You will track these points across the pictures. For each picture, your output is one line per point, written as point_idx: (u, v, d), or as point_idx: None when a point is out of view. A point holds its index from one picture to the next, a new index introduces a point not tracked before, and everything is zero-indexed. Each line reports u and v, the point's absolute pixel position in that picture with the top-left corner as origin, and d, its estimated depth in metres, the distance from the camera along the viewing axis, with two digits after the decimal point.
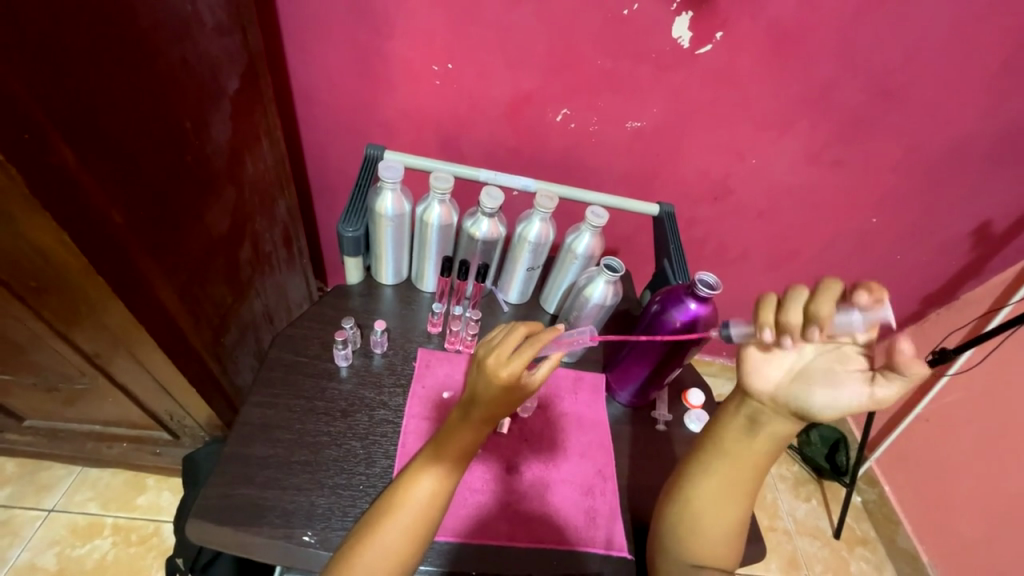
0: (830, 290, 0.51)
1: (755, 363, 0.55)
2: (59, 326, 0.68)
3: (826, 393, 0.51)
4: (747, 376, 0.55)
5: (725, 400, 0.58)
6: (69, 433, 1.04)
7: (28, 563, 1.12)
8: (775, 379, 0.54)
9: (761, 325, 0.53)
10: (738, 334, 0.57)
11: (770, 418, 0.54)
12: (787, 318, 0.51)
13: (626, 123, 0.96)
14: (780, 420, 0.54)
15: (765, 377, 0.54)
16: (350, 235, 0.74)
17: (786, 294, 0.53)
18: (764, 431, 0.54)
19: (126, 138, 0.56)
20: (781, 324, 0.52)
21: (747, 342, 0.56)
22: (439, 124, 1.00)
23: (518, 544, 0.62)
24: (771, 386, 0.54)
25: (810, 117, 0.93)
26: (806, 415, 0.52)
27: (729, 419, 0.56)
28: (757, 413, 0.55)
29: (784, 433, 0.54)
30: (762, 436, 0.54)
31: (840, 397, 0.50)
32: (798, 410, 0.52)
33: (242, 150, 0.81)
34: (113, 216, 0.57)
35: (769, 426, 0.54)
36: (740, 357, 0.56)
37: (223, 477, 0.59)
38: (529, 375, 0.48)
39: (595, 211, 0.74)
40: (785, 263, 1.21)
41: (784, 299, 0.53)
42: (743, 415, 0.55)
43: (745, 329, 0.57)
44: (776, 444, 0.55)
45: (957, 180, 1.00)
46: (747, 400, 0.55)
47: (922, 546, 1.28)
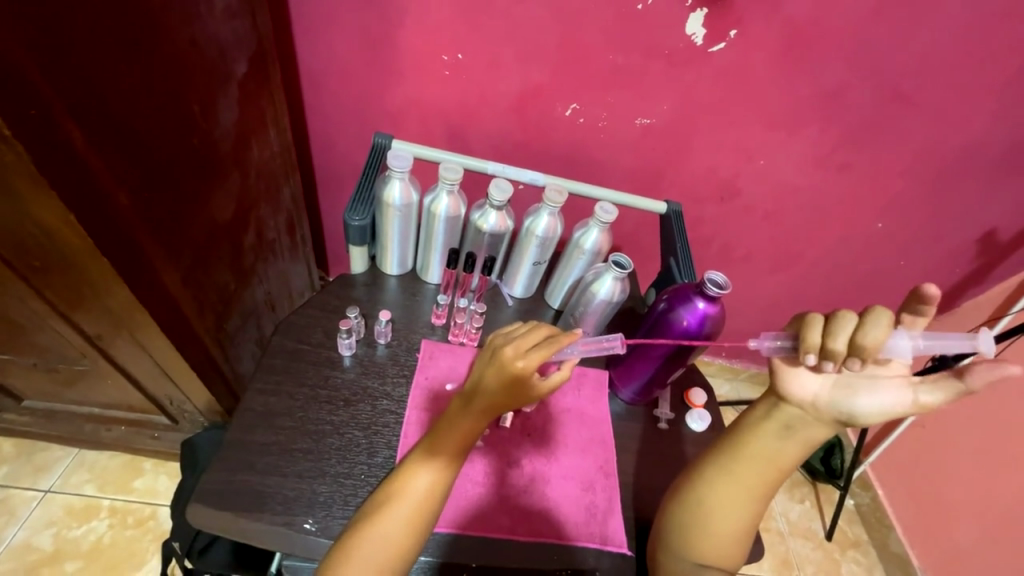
0: (878, 316, 0.50)
1: (793, 373, 0.54)
2: (62, 307, 0.68)
3: (868, 397, 0.51)
4: (784, 381, 0.54)
5: (752, 404, 0.58)
6: (67, 414, 1.04)
7: (24, 543, 1.12)
8: (815, 386, 0.53)
9: (805, 348, 0.51)
10: (780, 349, 0.55)
11: (807, 424, 0.54)
12: (833, 344, 0.50)
13: (635, 120, 0.95)
14: (816, 425, 0.54)
15: (804, 384, 0.53)
16: (356, 223, 0.73)
17: (831, 317, 0.52)
18: (799, 435, 0.54)
19: (133, 117, 0.56)
20: (825, 350, 0.50)
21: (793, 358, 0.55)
22: (447, 116, 0.99)
23: (519, 537, 0.62)
24: (809, 392, 0.53)
25: (820, 119, 0.92)
26: (846, 419, 0.52)
27: (763, 421, 0.56)
28: (794, 418, 0.54)
29: (818, 438, 0.54)
30: (794, 439, 0.54)
31: (880, 400, 0.50)
32: (840, 413, 0.52)
33: (248, 135, 0.80)
34: (119, 196, 0.56)
35: (804, 431, 0.54)
36: (776, 371, 0.55)
37: (225, 461, 0.59)
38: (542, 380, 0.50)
39: (604, 207, 0.74)
40: (789, 266, 1.20)
41: (830, 323, 0.52)
42: (776, 419, 0.55)
43: (782, 344, 0.56)
44: (806, 447, 0.55)
45: (965, 186, 1.00)
46: (779, 406, 0.55)
47: (913, 551, 1.29)
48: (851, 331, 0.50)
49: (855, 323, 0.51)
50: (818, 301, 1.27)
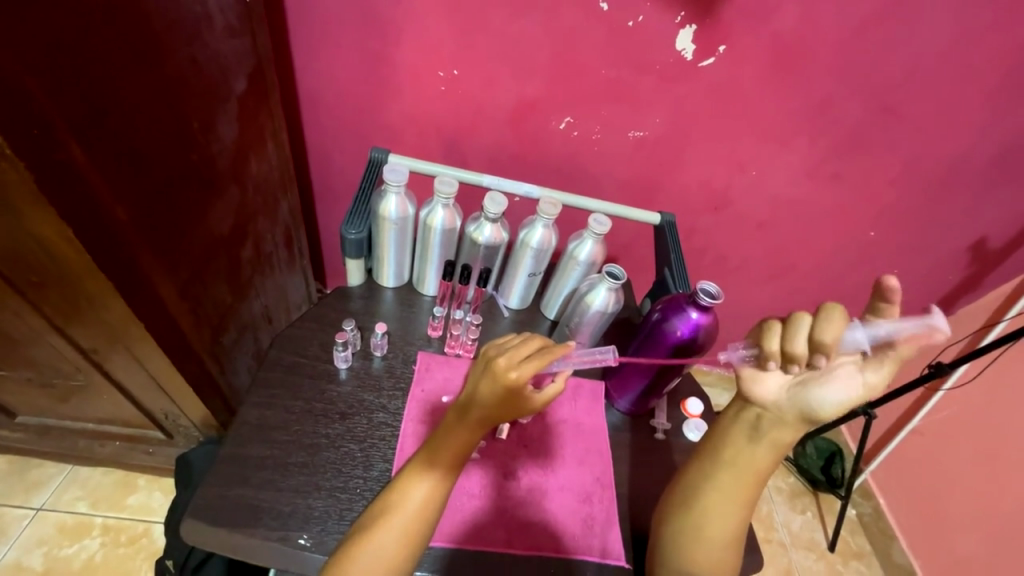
0: (833, 313, 0.49)
1: (756, 379, 0.55)
2: (57, 321, 0.68)
3: (825, 390, 0.51)
4: (748, 387, 0.55)
5: (725, 409, 0.59)
6: (61, 430, 1.03)
7: (14, 562, 1.10)
8: (775, 387, 0.54)
9: (766, 356, 0.52)
10: (744, 359, 0.56)
11: (774, 424, 0.54)
12: (791, 349, 0.50)
13: (628, 133, 0.97)
14: (785, 426, 0.54)
15: (766, 387, 0.54)
16: (353, 237, 0.74)
17: (788, 320, 0.52)
18: (767, 437, 0.54)
19: (134, 135, 0.57)
20: (786, 354, 0.51)
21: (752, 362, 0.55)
22: (444, 129, 1.00)
23: (515, 551, 0.62)
24: (771, 394, 0.54)
25: (809, 131, 0.94)
26: (809, 413, 0.52)
27: (731, 424, 0.57)
28: (761, 419, 0.55)
29: (787, 439, 0.55)
30: (766, 442, 0.55)
31: (837, 391, 0.51)
32: (801, 411, 0.52)
33: (247, 151, 0.81)
34: (118, 212, 0.56)
35: (772, 433, 0.54)
36: (740, 377, 0.56)
37: (218, 476, 0.59)
38: (536, 393, 0.51)
39: (598, 218, 0.74)
40: (783, 275, 1.21)
41: (786, 327, 0.52)
42: (744, 419, 0.56)
43: (743, 350, 0.56)
44: (778, 449, 0.55)
45: (954, 195, 1.01)
46: (748, 407, 0.56)
47: (917, 561, 1.28)
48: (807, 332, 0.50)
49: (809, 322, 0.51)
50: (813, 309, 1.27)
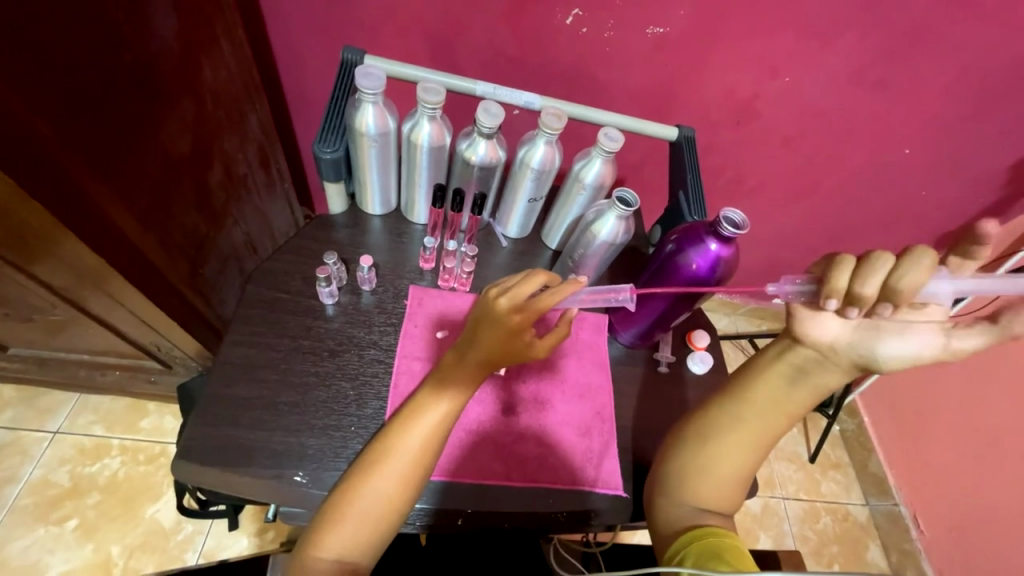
0: (920, 258, 0.44)
1: (813, 318, 0.50)
2: (14, 258, 0.62)
3: (891, 344, 0.46)
4: (800, 325, 0.50)
5: (767, 346, 0.55)
6: (57, 361, 1.02)
7: (42, 479, 1.16)
8: (835, 330, 0.49)
9: (828, 293, 0.46)
10: (800, 293, 0.50)
11: (820, 367, 0.51)
12: (861, 290, 0.45)
13: (646, 30, 0.83)
14: (829, 369, 0.51)
15: (823, 329, 0.49)
16: (328, 157, 0.66)
17: (867, 257, 0.46)
18: (811, 379, 0.52)
19: (38, 26, 0.46)
20: (851, 295, 0.46)
21: (810, 303, 0.50)
22: (431, 26, 0.86)
23: (514, 483, 0.62)
24: (828, 335, 0.49)
25: (858, 27, 0.80)
26: (867, 365, 0.48)
27: (772, 364, 0.54)
28: (806, 360, 0.51)
29: (829, 383, 0.52)
30: (802, 385, 0.52)
31: (904, 347, 0.46)
32: (856, 358, 0.48)
33: (197, 52, 0.69)
34: (38, 124, 0.48)
35: (816, 375, 0.51)
36: (792, 314, 0.51)
37: (205, 416, 0.57)
38: (537, 341, 0.50)
39: (608, 133, 0.65)
40: (804, 197, 1.12)
41: (863, 264, 0.46)
42: (785, 361, 0.53)
43: (803, 286, 0.50)
44: (814, 394, 0.53)
45: (1013, 105, 0.88)
46: (795, 347, 0.52)
47: (890, 472, 1.36)
48: (886, 276, 0.45)
49: (891, 265, 0.45)
50: (828, 234, 1.20)
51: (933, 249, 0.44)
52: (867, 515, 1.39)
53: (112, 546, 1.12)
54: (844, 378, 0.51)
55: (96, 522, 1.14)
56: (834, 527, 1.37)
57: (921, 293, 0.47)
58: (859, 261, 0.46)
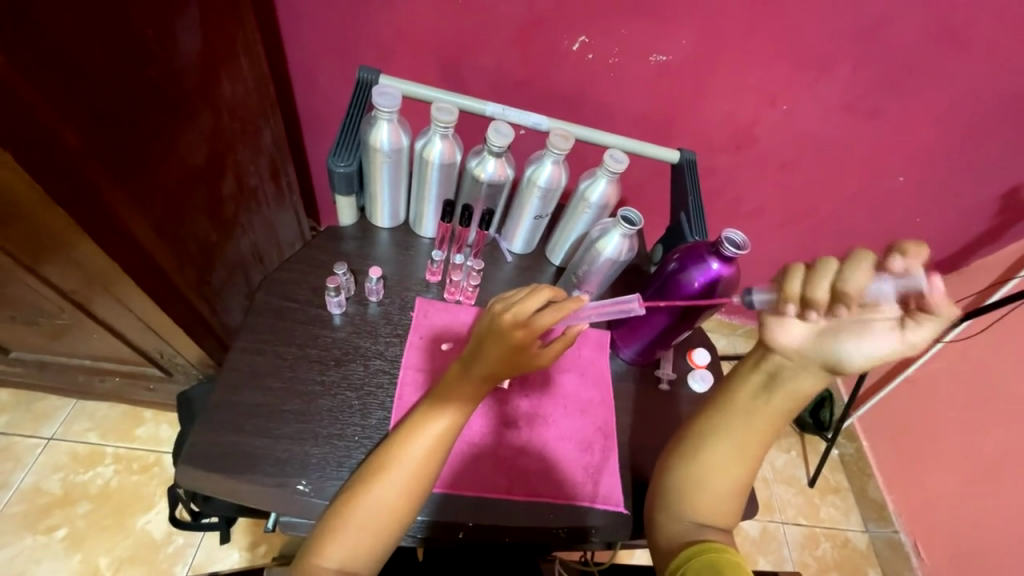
0: (862, 260, 0.46)
1: (779, 327, 0.50)
2: (28, 260, 0.63)
3: (854, 346, 0.47)
4: (768, 335, 0.51)
5: (743, 357, 0.57)
6: (58, 365, 1.02)
7: (33, 486, 1.15)
8: (801, 336, 0.50)
9: (784, 299, 0.49)
10: (762, 301, 0.52)
11: (793, 374, 0.52)
12: (812, 293, 0.47)
13: (649, 58, 0.86)
14: (801, 374, 0.52)
15: (790, 336, 0.50)
16: (342, 170, 0.67)
17: (813, 265, 0.49)
18: (787, 387, 0.53)
19: (72, 42, 0.48)
20: (806, 299, 0.48)
21: (768, 309, 0.52)
22: (443, 48, 0.89)
23: (516, 497, 0.62)
24: (794, 342, 0.50)
25: (853, 59, 0.84)
26: (834, 367, 0.49)
27: (750, 376, 0.55)
28: (779, 368, 0.53)
29: (805, 390, 0.53)
30: (785, 395, 0.53)
31: (867, 347, 0.47)
32: (824, 361, 0.49)
33: (218, 68, 0.72)
34: (67, 135, 0.50)
35: (791, 383, 0.53)
36: (762, 324, 0.52)
37: (211, 423, 0.57)
38: (543, 349, 0.51)
39: (614, 155, 0.67)
40: (801, 221, 1.15)
41: (811, 271, 0.49)
42: (764, 372, 0.54)
43: (764, 295, 0.52)
44: (796, 400, 0.54)
45: (1002, 137, 0.91)
46: (768, 356, 0.53)
47: (890, 497, 1.35)
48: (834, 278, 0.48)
49: (837, 269, 0.48)
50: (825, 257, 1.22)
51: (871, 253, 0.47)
52: (867, 541, 1.37)
53: (100, 557, 1.10)
54: (815, 381, 0.52)
55: (86, 532, 1.12)
56: (834, 553, 1.35)
57: (874, 291, 0.46)
58: (807, 269, 0.49)
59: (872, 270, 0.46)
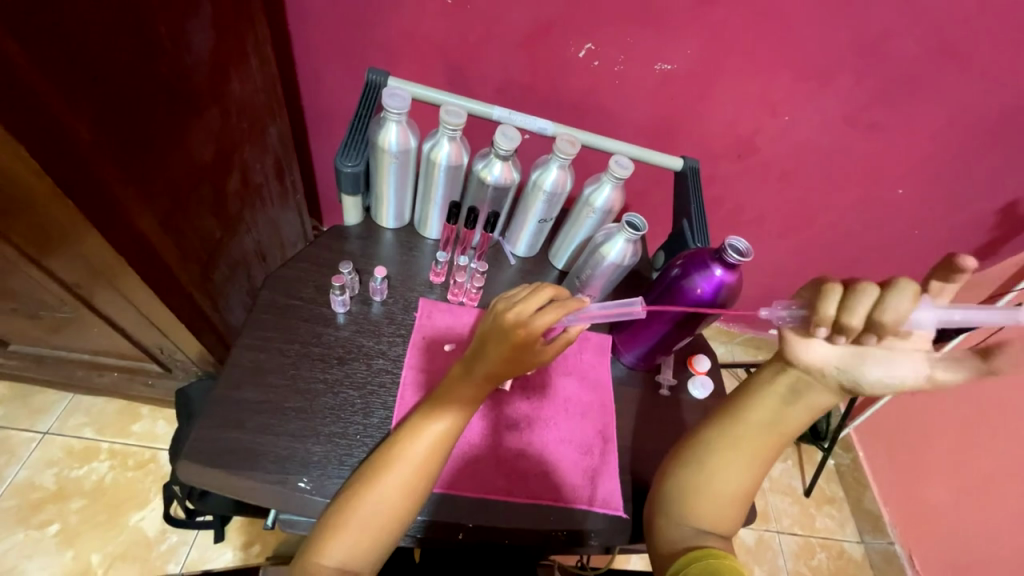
0: (904, 290, 0.45)
1: (803, 344, 0.51)
2: (33, 252, 0.63)
3: (878, 370, 0.48)
4: (791, 349, 0.52)
5: (762, 366, 0.57)
6: (56, 359, 1.02)
7: (27, 481, 1.14)
8: (824, 353, 0.51)
9: (817, 321, 0.48)
10: (792, 318, 0.52)
11: (814, 388, 0.52)
12: (848, 320, 0.46)
13: (654, 66, 0.87)
14: (822, 390, 0.52)
15: (813, 354, 0.51)
16: (349, 170, 0.68)
17: (851, 288, 0.47)
18: (805, 400, 0.53)
19: (86, 37, 0.49)
20: (839, 324, 0.47)
21: (797, 325, 0.52)
22: (450, 52, 0.90)
23: (516, 499, 0.62)
24: (818, 360, 0.51)
25: (855, 72, 0.85)
26: (853, 388, 0.50)
27: (768, 385, 0.55)
28: (799, 381, 0.53)
29: (822, 404, 0.53)
30: (800, 405, 0.53)
31: (892, 373, 0.47)
32: (845, 381, 0.50)
33: (228, 66, 0.72)
34: (78, 128, 0.50)
35: (809, 396, 0.53)
36: (784, 339, 0.53)
37: (213, 419, 0.57)
38: (545, 347, 0.51)
39: (620, 161, 0.68)
40: (801, 231, 1.16)
41: (849, 295, 0.47)
42: (782, 382, 0.54)
43: (791, 311, 0.52)
44: (811, 412, 0.54)
45: (1000, 151, 0.93)
46: (789, 369, 0.54)
47: (885, 508, 1.35)
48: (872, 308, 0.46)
49: (877, 295, 0.46)
50: (825, 267, 1.23)
51: (916, 283, 0.46)
52: (862, 552, 1.37)
53: (92, 554, 1.09)
54: (834, 398, 0.53)
55: (78, 528, 1.11)
56: (829, 564, 1.35)
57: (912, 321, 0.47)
58: (845, 291, 0.48)
59: (911, 300, 0.45)
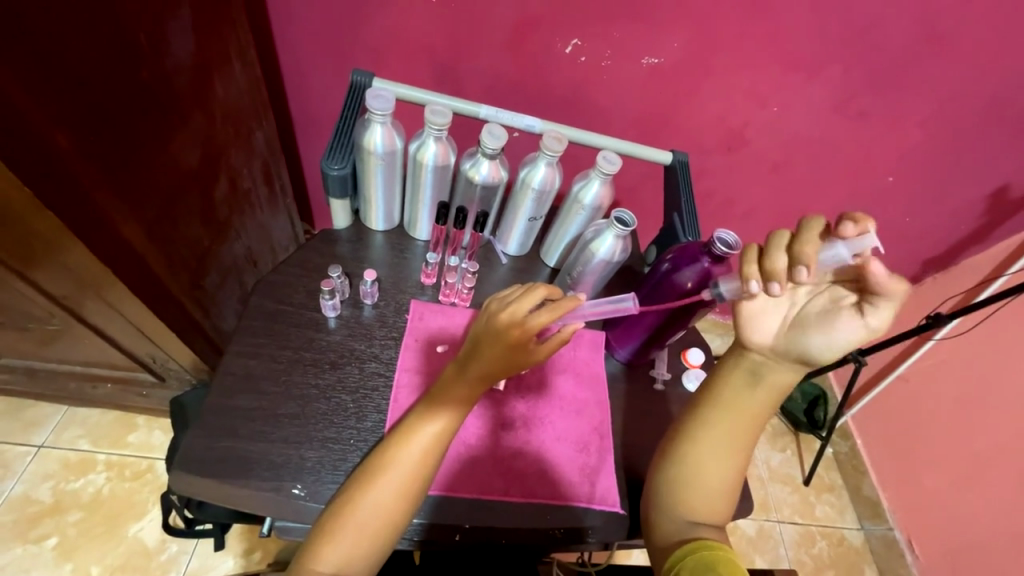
0: (811, 228, 0.50)
1: (753, 318, 0.54)
2: (18, 265, 0.63)
3: (821, 336, 0.51)
4: (744, 331, 0.54)
5: (723, 356, 0.58)
6: (49, 372, 1.01)
7: (23, 495, 1.13)
8: (773, 330, 0.54)
9: (746, 277, 0.51)
10: (731, 291, 0.56)
11: (771, 367, 0.54)
12: (770, 263, 0.50)
13: (641, 60, 0.87)
14: (778, 368, 0.54)
15: (763, 331, 0.54)
16: (336, 173, 0.68)
17: (767, 238, 0.51)
18: (767, 381, 0.55)
19: (62, 44, 0.48)
20: (765, 271, 0.50)
21: (739, 296, 0.55)
22: (436, 52, 0.89)
23: (513, 499, 0.62)
24: (768, 337, 0.54)
25: (841, 62, 0.85)
26: (807, 359, 0.52)
27: (731, 372, 0.56)
28: (760, 363, 0.55)
29: (783, 383, 0.55)
30: (764, 387, 0.55)
31: (835, 337, 0.50)
32: (800, 354, 0.52)
33: (210, 71, 0.71)
34: (58, 137, 0.49)
35: (770, 376, 0.54)
36: (736, 312, 0.55)
37: (205, 428, 0.57)
38: (539, 345, 0.50)
39: (607, 156, 0.67)
40: (793, 221, 1.16)
41: (767, 245, 0.51)
42: (743, 367, 0.55)
43: (732, 287, 0.56)
44: (776, 394, 0.55)
45: (988, 137, 0.93)
46: (746, 354, 0.55)
47: (884, 494, 1.36)
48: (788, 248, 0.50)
49: (788, 239, 0.51)
50: None
51: (819, 219, 0.50)
52: (862, 539, 1.38)
53: (92, 567, 1.08)
54: (793, 374, 0.54)
55: (76, 541, 1.10)
56: (829, 551, 1.36)
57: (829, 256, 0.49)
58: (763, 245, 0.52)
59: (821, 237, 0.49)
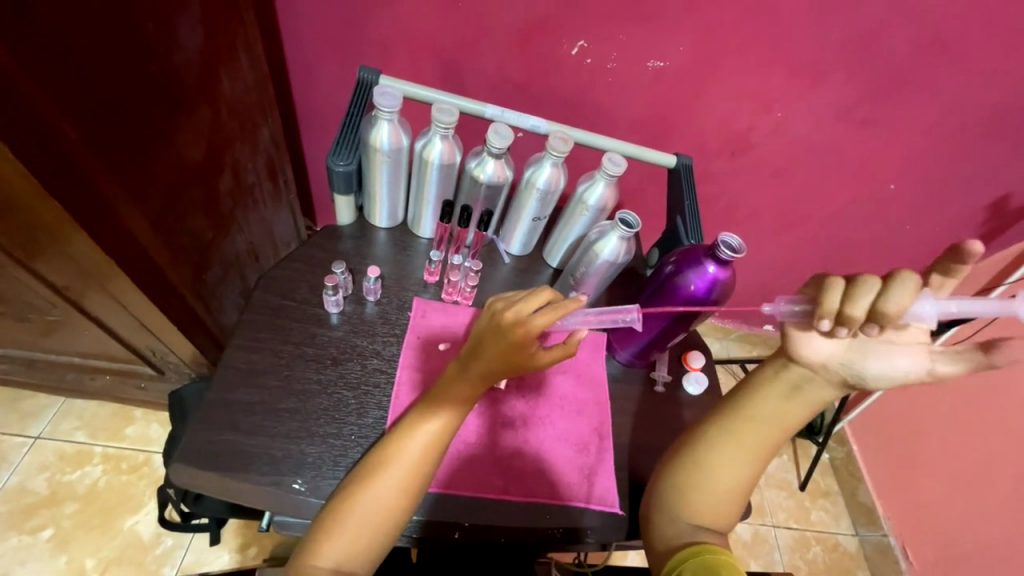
0: (908, 282, 0.45)
1: (806, 339, 0.51)
2: (21, 255, 0.63)
3: (878, 363, 0.49)
4: (795, 346, 0.52)
5: (763, 363, 0.57)
6: (47, 363, 1.00)
7: (18, 486, 1.13)
8: (826, 350, 0.51)
9: (820, 313, 0.47)
10: (793, 314, 0.51)
11: (815, 383, 0.53)
12: (851, 311, 0.45)
13: (647, 63, 0.87)
14: (824, 385, 0.53)
15: (815, 349, 0.51)
16: (341, 169, 0.67)
17: (854, 280, 0.47)
18: (806, 395, 0.54)
19: (71, 35, 0.48)
20: (841, 316, 0.46)
21: (800, 321, 0.51)
22: (442, 50, 0.89)
23: (512, 498, 0.62)
24: (820, 355, 0.51)
25: (845, 69, 0.85)
26: (856, 382, 0.51)
27: (769, 382, 0.55)
28: (801, 377, 0.53)
29: (822, 399, 0.54)
30: (800, 400, 0.54)
31: (891, 366, 0.48)
32: (848, 375, 0.51)
33: (217, 65, 0.71)
34: (65, 128, 0.50)
35: (811, 392, 0.53)
36: (788, 334, 0.52)
37: (207, 420, 0.57)
38: (541, 350, 0.51)
39: (613, 158, 0.68)
40: (795, 227, 1.16)
41: (851, 287, 0.46)
42: (782, 379, 0.54)
43: (793, 306, 0.51)
44: (812, 407, 0.54)
45: (990, 147, 0.93)
46: (791, 366, 0.54)
47: (879, 501, 1.36)
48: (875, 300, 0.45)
49: (880, 288, 0.46)
50: (818, 263, 1.23)
51: (917, 276, 0.45)
52: (856, 545, 1.39)
53: (87, 559, 1.08)
54: (835, 393, 0.53)
55: (72, 532, 1.10)
56: (824, 556, 1.36)
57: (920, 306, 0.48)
58: (848, 284, 0.47)
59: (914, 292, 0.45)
